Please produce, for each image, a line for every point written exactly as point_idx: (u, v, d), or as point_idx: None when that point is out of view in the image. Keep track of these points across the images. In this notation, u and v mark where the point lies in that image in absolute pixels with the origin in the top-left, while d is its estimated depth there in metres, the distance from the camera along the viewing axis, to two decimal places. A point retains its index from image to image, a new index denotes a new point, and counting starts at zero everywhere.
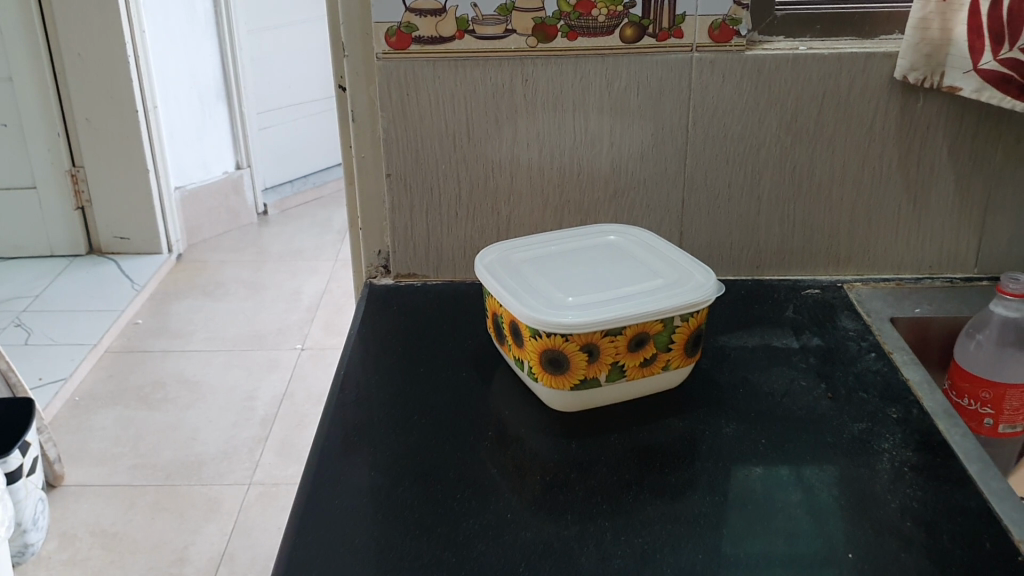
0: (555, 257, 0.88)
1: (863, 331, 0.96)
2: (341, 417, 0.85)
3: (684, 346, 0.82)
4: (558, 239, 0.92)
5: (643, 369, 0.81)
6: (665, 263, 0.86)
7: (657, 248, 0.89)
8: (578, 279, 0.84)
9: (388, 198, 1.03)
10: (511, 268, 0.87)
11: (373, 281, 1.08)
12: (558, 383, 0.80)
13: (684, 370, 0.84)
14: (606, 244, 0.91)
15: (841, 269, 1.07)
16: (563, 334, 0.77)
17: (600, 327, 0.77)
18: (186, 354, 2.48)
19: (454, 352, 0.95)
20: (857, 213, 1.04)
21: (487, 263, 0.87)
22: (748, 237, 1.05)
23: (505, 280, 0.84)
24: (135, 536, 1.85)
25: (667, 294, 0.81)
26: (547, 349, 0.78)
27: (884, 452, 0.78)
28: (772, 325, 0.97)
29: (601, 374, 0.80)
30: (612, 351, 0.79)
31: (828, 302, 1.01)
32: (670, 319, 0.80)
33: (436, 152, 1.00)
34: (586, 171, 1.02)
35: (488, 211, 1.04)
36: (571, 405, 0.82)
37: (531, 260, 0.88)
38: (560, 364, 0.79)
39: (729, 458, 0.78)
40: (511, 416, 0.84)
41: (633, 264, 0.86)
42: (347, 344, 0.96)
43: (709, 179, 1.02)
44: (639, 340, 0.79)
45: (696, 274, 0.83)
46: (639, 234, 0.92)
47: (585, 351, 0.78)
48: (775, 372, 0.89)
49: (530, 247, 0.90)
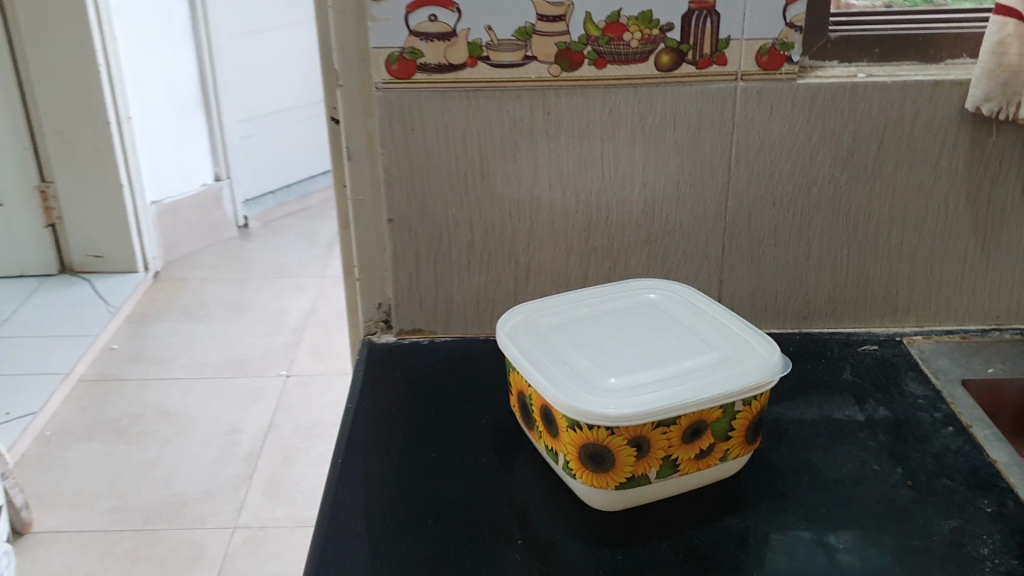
0: (588, 323, 0.76)
1: (934, 399, 0.84)
2: (341, 513, 0.72)
3: (745, 433, 0.70)
4: (589, 298, 0.80)
5: (698, 462, 0.70)
6: (717, 331, 0.74)
7: (706, 310, 0.77)
8: (618, 352, 0.72)
9: (389, 247, 0.91)
10: (539, 335, 0.75)
11: (372, 338, 0.96)
12: (601, 482, 0.68)
13: (744, 458, 0.72)
14: (645, 305, 0.79)
15: (898, 321, 0.96)
16: (607, 427, 0.65)
17: (652, 417, 0.65)
18: (165, 382, 2.34)
19: (469, 428, 0.82)
20: (918, 260, 0.93)
21: (510, 329, 0.75)
22: (795, 285, 0.94)
23: (533, 353, 0.72)
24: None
25: (726, 374, 0.69)
26: (587, 443, 0.67)
27: (984, 560, 0.66)
28: (830, 391, 0.86)
29: (651, 470, 0.68)
30: (664, 444, 0.67)
31: (889, 362, 0.90)
32: (731, 404, 0.68)
33: (444, 195, 0.88)
34: (614, 215, 0.90)
35: (503, 260, 0.91)
36: (613, 503, 0.70)
37: (561, 326, 0.76)
38: (603, 461, 0.67)
39: (804, 567, 0.66)
40: (542, 513, 0.72)
41: (679, 332, 0.75)
42: (345, 418, 0.84)
43: (753, 223, 0.91)
44: (695, 431, 0.68)
45: (757, 348, 0.72)
46: (682, 289, 0.80)
47: (633, 446, 0.66)
48: (842, 453, 0.77)
49: (557, 308, 0.79)
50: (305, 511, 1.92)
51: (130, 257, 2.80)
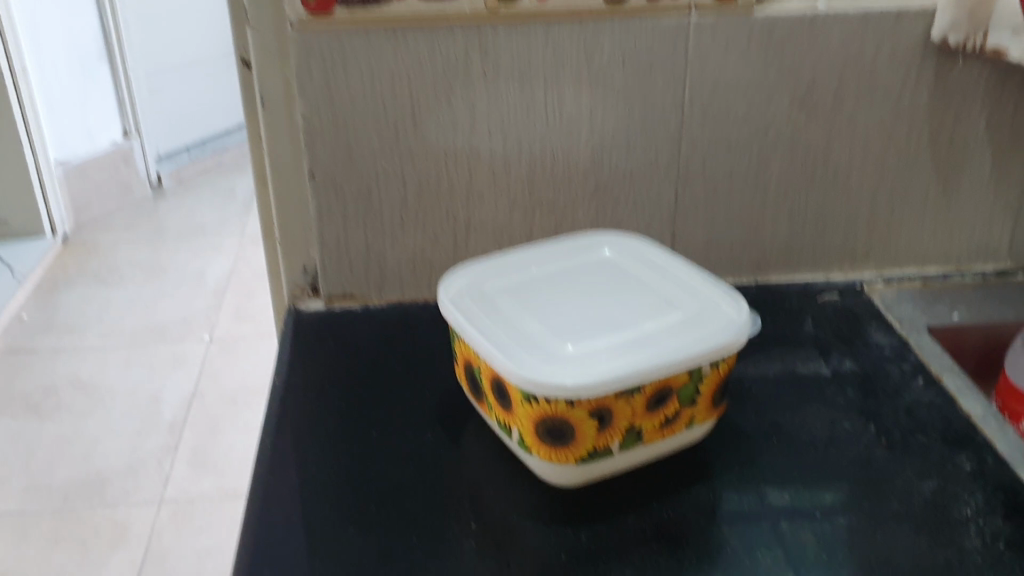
0: (539, 284, 0.70)
1: (901, 349, 0.80)
2: (273, 504, 0.65)
3: (712, 397, 0.65)
4: (537, 255, 0.73)
5: (663, 430, 0.64)
6: (679, 288, 0.68)
7: (664, 266, 0.71)
8: (574, 316, 0.66)
9: (313, 205, 0.82)
10: (485, 299, 0.68)
11: (299, 306, 0.88)
12: (560, 458, 0.62)
13: (710, 424, 0.67)
14: (598, 261, 0.73)
15: (857, 267, 0.91)
16: (567, 400, 0.59)
17: (617, 386, 0.59)
18: (79, 352, 2.22)
19: (410, 401, 0.75)
20: (878, 203, 0.88)
21: (454, 294, 0.68)
22: (751, 234, 0.88)
23: (481, 319, 0.65)
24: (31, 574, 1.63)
25: (692, 335, 0.63)
26: (544, 417, 0.60)
27: (968, 523, 0.62)
28: (793, 345, 0.81)
29: (614, 442, 0.62)
30: (628, 413, 0.61)
31: (851, 312, 0.85)
32: (698, 367, 0.62)
33: (372, 146, 0.80)
34: (559, 164, 0.83)
35: (440, 216, 0.84)
36: (573, 479, 0.64)
37: (509, 287, 0.69)
38: (562, 436, 0.61)
39: (783, 540, 0.61)
40: (496, 494, 0.65)
41: (638, 291, 0.69)
42: (272, 397, 0.76)
43: (707, 169, 0.84)
44: (660, 397, 0.62)
45: (723, 306, 0.66)
46: (634, 241, 0.74)
47: (595, 417, 0.60)
48: (811, 413, 0.73)
49: (503, 268, 0.72)
50: (235, 481, 1.83)
51: (35, 220, 2.64)
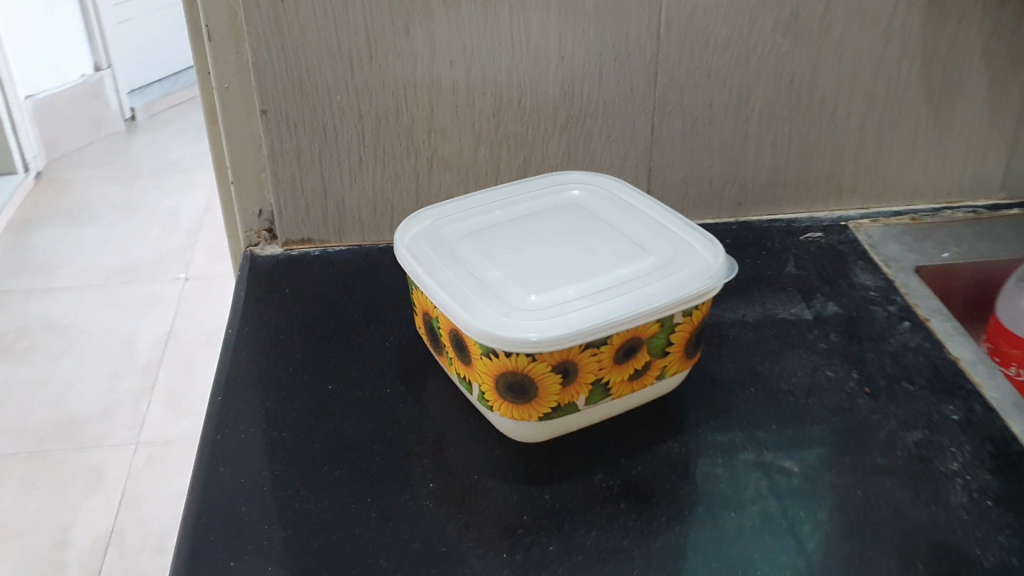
0: (502, 229, 0.65)
1: (887, 290, 0.76)
2: (221, 464, 0.61)
3: (685, 347, 0.61)
4: (500, 198, 0.69)
5: (633, 383, 0.60)
6: (650, 232, 0.64)
7: (636, 208, 0.67)
8: (538, 264, 0.62)
9: (266, 142, 0.77)
10: (444, 245, 0.63)
11: (255, 249, 0.83)
12: (523, 415, 0.58)
13: (683, 375, 0.63)
14: (565, 204, 0.68)
15: (843, 203, 0.87)
16: (527, 354, 0.55)
17: (581, 338, 0.55)
18: (53, 293, 2.17)
19: (370, 351, 0.71)
20: (865, 135, 0.83)
21: (410, 240, 0.64)
22: (731, 169, 0.84)
23: (437, 267, 0.61)
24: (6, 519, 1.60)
25: (663, 282, 0.59)
26: (504, 372, 0.57)
27: (954, 477, 0.59)
28: (774, 288, 0.77)
29: (580, 397, 0.58)
30: (595, 367, 0.57)
31: (835, 252, 0.81)
32: (670, 317, 0.58)
33: (326, 79, 0.75)
34: (528, 96, 0.78)
35: (401, 154, 0.79)
36: (538, 435, 0.61)
37: (470, 233, 0.65)
38: (525, 392, 0.57)
39: (759, 499, 0.58)
40: (457, 449, 0.62)
41: (607, 235, 0.64)
42: (224, 348, 0.72)
43: (685, 100, 0.79)
44: (629, 349, 0.58)
45: (697, 250, 0.62)
46: (604, 182, 0.70)
47: (559, 372, 0.56)
48: (792, 360, 0.69)
49: (464, 212, 0.67)
50: None
51: (5, 156, 2.56)
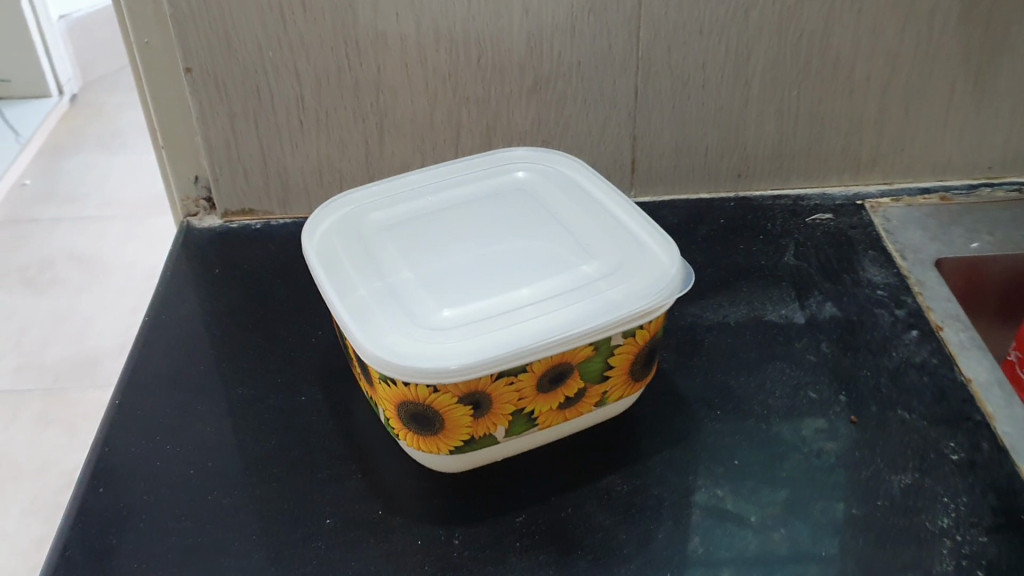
0: (432, 232, 0.57)
1: (896, 289, 0.65)
2: (103, 484, 0.54)
3: (629, 370, 0.52)
4: (440, 193, 0.61)
5: (564, 411, 0.52)
6: (603, 233, 0.55)
7: (589, 205, 0.58)
8: (465, 274, 0.54)
9: (193, 104, 0.69)
10: (360, 250, 0.55)
11: (193, 220, 0.76)
12: (431, 447, 0.50)
13: (630, 398, 0.54)
14: (511, 200, 0.60)
15: (861, 177, 0.76)
16: (427, 385, 0.47)
17: (495, 367, 0.47)
18: (84, 216, 2.09)
19: (295, 346, 0.64)
20: (888, 101, 0.71)
21: (324, 241, 0.56)
22: (729, 138, 0.73)
23: (347, 277, 0.53)
24: (18, 454, 1.54)
25: (604, 297, 0.50)
26: (405, 401, 0.48)
27: (943, 537, 0.49)
28: (765, 281, 0.67)
29: (499, 428, 0.50)
30: (513, 397, 0.49)
31: (843, 238, 0.70)
32: (606, 340, 0.49)
33: (255, 35, 0.65)
34: (488, 54, 0.67)
35: (346, 117, 0.70)
36: (454, 466, 0.52)
37: (395, 235, 0.57)
38: (430, 423, 0.49)
39: (703, 552, 0.49)
40: (365, 473, 0.54)
41: (550, 239, 0.56)
42: (136, 339, 0.65)
43: (673, 60, 0.68)
44: (556, 377, 0.49)
45: (650, 257, 0.53)
46: (560, 174, 0.61)
47: (468, 404, 0.48)
48: (771, 376, 0.59)
49: (394, 208, 0.59)
50: None
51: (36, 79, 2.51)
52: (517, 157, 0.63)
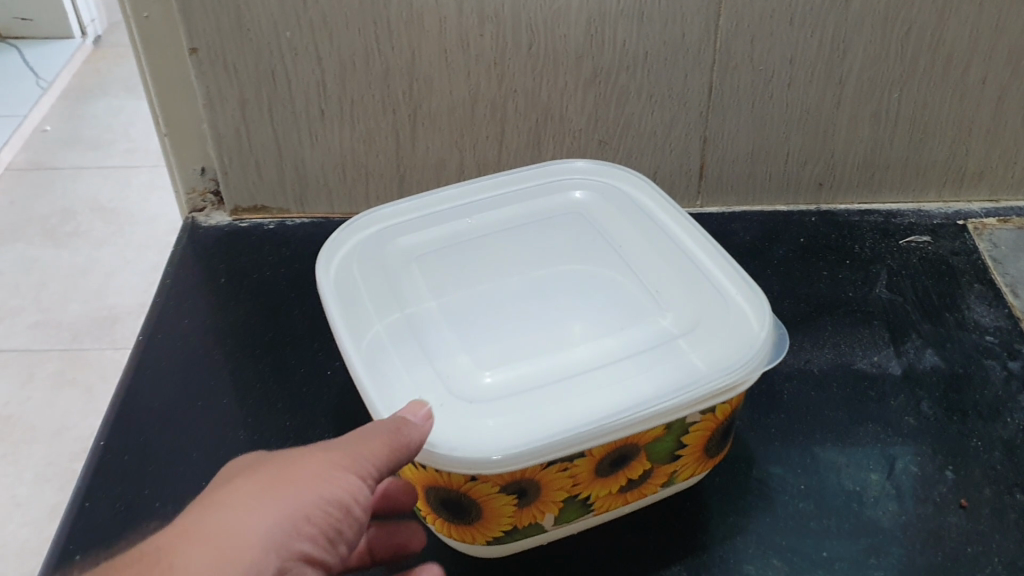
0: (473, 268, 0.49)
1: (1009, 334, 0.56)
2: (79, 551, 0.46)
3: (704, 449, 0.43)
4: (480, 218, 0.52)
5: (625, 494, 0.43)
6: (677, 284, 0.47)
7: (657, 243, 0.50)
8: (510, 326, 0.45)
9: (199, 90, 0.59)
10: (387, 286, 0.47)
11: (199, 217, 0.68)
12: (464, 535, 0.42)
13: (700, 474, 0.46)
14: (564, 234, 0.51)
15: (963, 192, 0.66)
16: (465, 474, 0.38)
17: (548, 456, 0.38)
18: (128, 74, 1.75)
19: (306, 380, 0.56)
20: (1002, 109, 0.61)
21: (344, 271, 0.48)
22: (815, 145, 0.63)
23: (370, 321, 0.45)
24: (30, 421, 1.09)
25: (679, 368, 0.42)
26: (434, 486, 0.40)
27: None
28: (853, 320, 0.58)
29: (546, 517, 0.42)
30: (566, 484, 0.40)
31: (943, 267, 0.62)
32: (680, 419, 0.41)
33: (270, 12, 0.56)
34: (542, 42, 0.58)
35: (375, 107, 0.61)
36: (489, 554, 0.44)
37: (427, 269, 0.49)
38: (463, 511, 0.41)
39: None
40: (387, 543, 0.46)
41: (611, 288, 0.48)
42: (130, 363, 0.57)
43: (755, 53, 0.58)
44: (618, 459, 0.41)
45: (735, 317, 0.44)
46: (622, 203, 0.53)
47: (512, 493, 0.39)
48: (863, 442, 0.50)
49: (428, 234, 0.51)
50: None
51: None
52: (573, 178, 0.55)
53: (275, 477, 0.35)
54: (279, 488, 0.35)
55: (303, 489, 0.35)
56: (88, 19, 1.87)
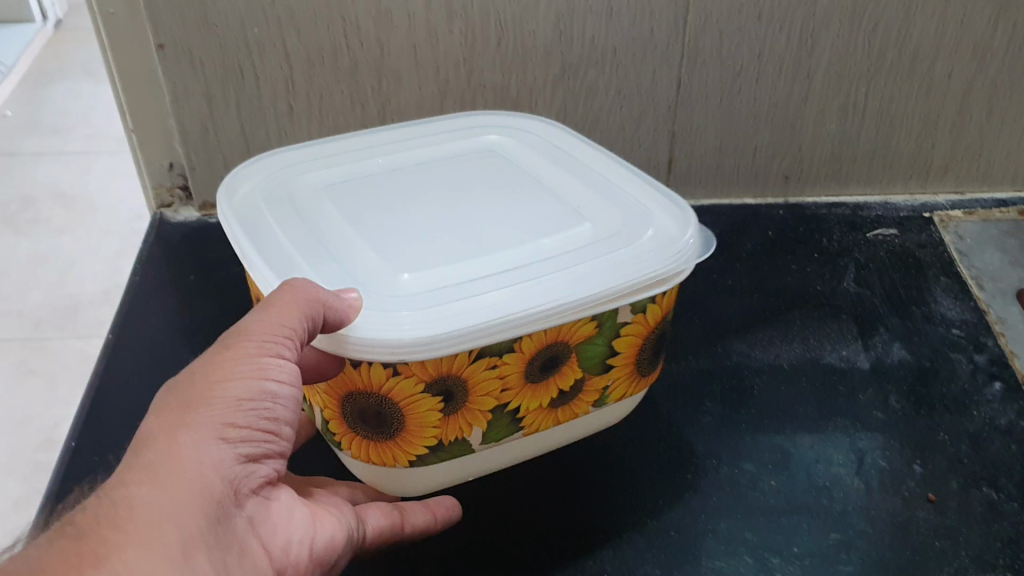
0: (392, 190, 0.48)
1: (976, 327, 0.57)
2: None
3: (635, 359, 0.44)
4: (390, 154, 0.51)
5: (556, 406, 0.44)
6: (595, 197, 0.47)
7: (570, 168, 0.50)
8: (424, 230, 0.44)
9: (165, 85, 0.58)
10: (291, 207, 0.45)
11: (166, 213, 0.67)
12: (386, 455, 0.41)
13: (634, 392, 0.47)
14: (477, 161, 0.51)
15: (930, 185, 0.67)
16: (383, 364, 0.37)
17: (474, 339, 0.38)
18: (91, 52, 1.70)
19: None
20: (968, 102, 0.62)
21: (242, 201, 0.45)
22: (783, 138, 0.63)
23: (273, 238, 0.43)
24: None
25: (601, 257, 0.42)
26: (353, 395, 0.39)
27: None
28: (823, 314, 0.59)
29: (474, 432, 0.42)
30: (496, 388, 0.40)
31: (911, 260, 0.63)
32: (612, 315, 0.41)
33: (235, 6, 0.55)
34: (510, 38, 0.57)
35: (343, 102, 0.60)
36: (414, 486, 0.44)
37: (335, 194, 0.47)
38: (383, 424, 0.40)
39: None
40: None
41: (530, 202, 0.47)
42: (98, 362, 0.56)
43: (725, 48, 0.58)
44: (549, 362, 0.41)
45: (654, 226, 0.45)
46: (535, 135, 0.53)
47: (438, 395, 0.39)
48: (834, 438, 0.51)
49: (332, 168, 0.49)
50: None
51: None
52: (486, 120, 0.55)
53: (195, 384, 0.32)
54: (202, 399, 0.31)
55: (223, 395, 0.32)
56: (47, 5, 1.84)
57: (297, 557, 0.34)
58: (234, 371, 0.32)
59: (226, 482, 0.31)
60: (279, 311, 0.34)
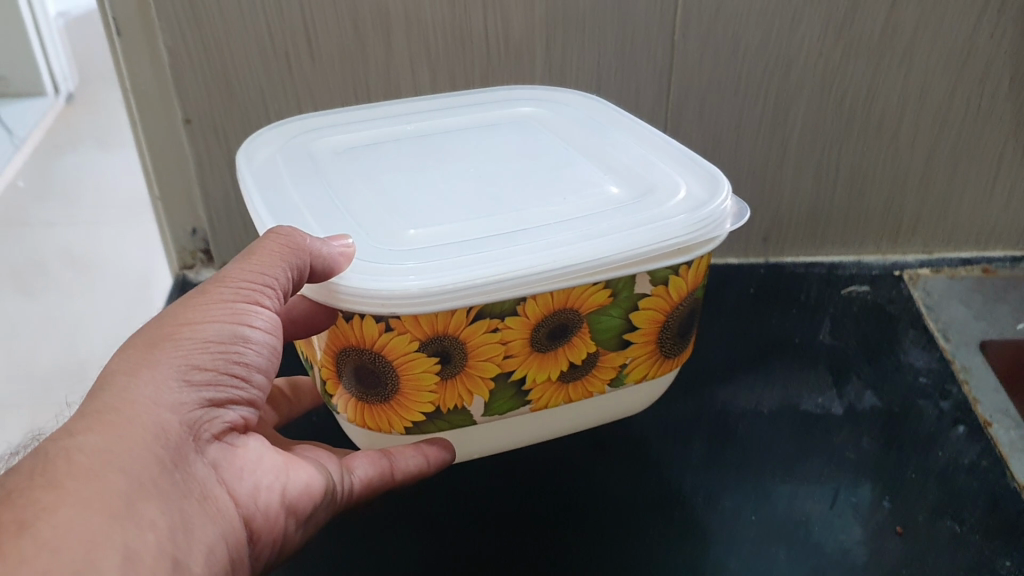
0: (411, 155, 0.51)
1: (942, 375, 0.62)
2: None
3: (655, 336, 0.46)
4: (416, 133, 0.54)
5: (569, 379, 0.45)
6: (617, 167, 0.50)
7: (599, 151, 0.52)
8: (442, 189, 0.48)
9: (193, 155, 0.64)
10: (308, 165, 0.49)
11: (190, 273, 0.72)
12: (383, 420, 0.44)
13: (655, 374, 0.48)
14: (501, 139, 0.53)
15: (899, 246, 0.72)
16: (375, 317, 0.39)
17: (469, 297, 0.39)
18: None
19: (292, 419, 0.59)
20: (932, 167, 0.67)
21: (263, 157, 0.49)
22: (761, 201, 0.69)
23: (285, 192, 0.46)
24: None
25: (617, 220, 0.44)
26: (352, 356, 0.41)
27: None
28: (800, 362, 0.63)
29: (474, 401, 0.44)
30: (498, 354, 0.42)
31: (882, 313, 0.67)
32: (625, 286, 0.43)
33: (259, 84, 0.60)
34: None
35: None
36: None
37: (354, 155, 0.51)
38: (379, 382, 0.42)
39: None
40: (366, 549, 0.50)
41: (551, 168, 0.50)
42: None
43: (704, 119, 0.64)
44: (557, 333, 0.43)
45: (680, 188, 0.47)
46: (570, 125, 0.55)
47: (434, 357, 0.41)
48: (809, 475, 0.55)
49: (357, 134, 0.54)
50: None
51: None
52: (518, 107, 0.57)
53: (175, 316, 0.36)
54: (166, 339, 0.35)
55: (186, 339, 0.36)
56: None
57: (266, 501, 0.38)
58: (199, 317, 0.36)
59: (183, 418, 0.35)
60: (264, 256, 0.38)
